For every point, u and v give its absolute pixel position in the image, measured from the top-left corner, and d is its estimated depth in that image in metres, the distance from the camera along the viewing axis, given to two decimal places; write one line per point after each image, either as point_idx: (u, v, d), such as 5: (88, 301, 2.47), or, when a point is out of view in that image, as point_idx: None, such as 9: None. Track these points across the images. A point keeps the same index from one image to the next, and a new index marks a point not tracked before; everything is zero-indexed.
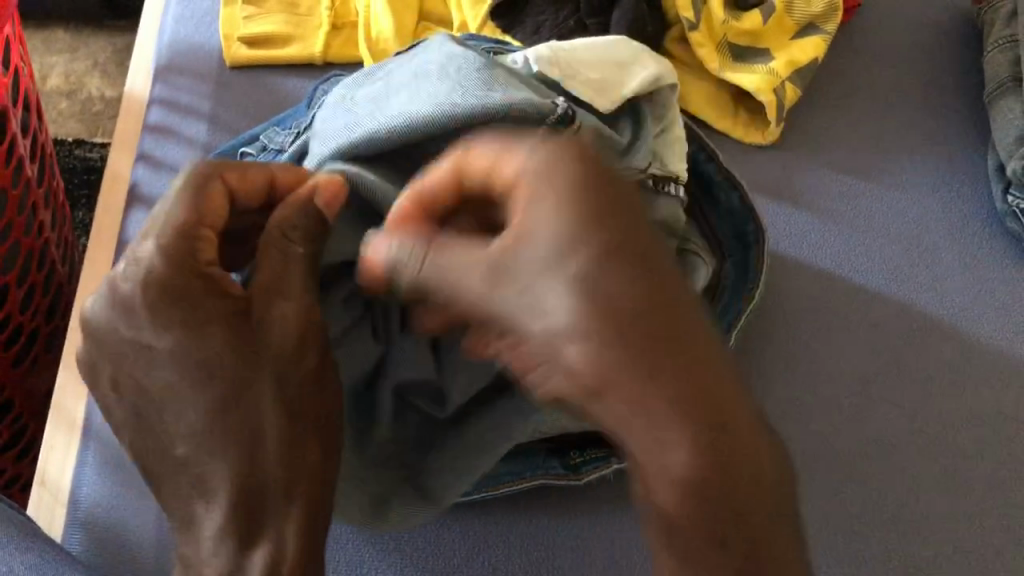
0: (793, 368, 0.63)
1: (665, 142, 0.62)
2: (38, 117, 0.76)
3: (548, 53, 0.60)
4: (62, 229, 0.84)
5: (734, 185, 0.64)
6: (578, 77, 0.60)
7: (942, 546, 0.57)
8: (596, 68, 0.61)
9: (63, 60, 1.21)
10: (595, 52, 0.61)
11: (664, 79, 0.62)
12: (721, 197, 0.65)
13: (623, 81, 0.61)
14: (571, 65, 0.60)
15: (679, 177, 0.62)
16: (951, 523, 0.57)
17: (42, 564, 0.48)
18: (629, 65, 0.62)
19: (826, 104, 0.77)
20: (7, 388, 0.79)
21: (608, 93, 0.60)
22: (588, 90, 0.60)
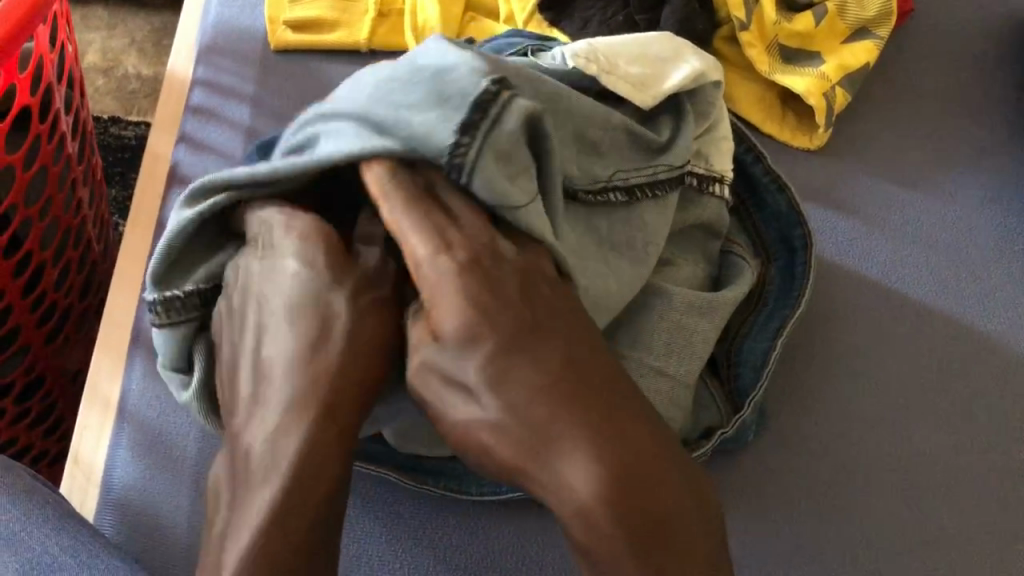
0: (836, 378, 0.62)
1: (710, 141, 0.61)
2: (81, 94, 0.76)
3: (586, 49, 0.58)
4: (99, 208, 0.84)
5: (781, 187, 0.64)
6: (618, 72, 0.57)
7: (987, 565, 0.55)
8: (636, 64, 0.58)
9: (100, 37, 1.21)
10: (634, 49, 0.58)
11: (706, 76, 0.59)
12: (767, 199, 0.64)
13: (664, 76, 0.58)
14: (609, 60, 0.57)
15: (725, 176, 0.61)
16: (997, 541, 0.56)
17: (78, 545, 0.48)
18: (670, 62, 0.59)
19: (875, 111, 0.76)
20: (39, 365, 0.79)
21: (647, 89, 0.57)
22: (628, 86, 0.57)
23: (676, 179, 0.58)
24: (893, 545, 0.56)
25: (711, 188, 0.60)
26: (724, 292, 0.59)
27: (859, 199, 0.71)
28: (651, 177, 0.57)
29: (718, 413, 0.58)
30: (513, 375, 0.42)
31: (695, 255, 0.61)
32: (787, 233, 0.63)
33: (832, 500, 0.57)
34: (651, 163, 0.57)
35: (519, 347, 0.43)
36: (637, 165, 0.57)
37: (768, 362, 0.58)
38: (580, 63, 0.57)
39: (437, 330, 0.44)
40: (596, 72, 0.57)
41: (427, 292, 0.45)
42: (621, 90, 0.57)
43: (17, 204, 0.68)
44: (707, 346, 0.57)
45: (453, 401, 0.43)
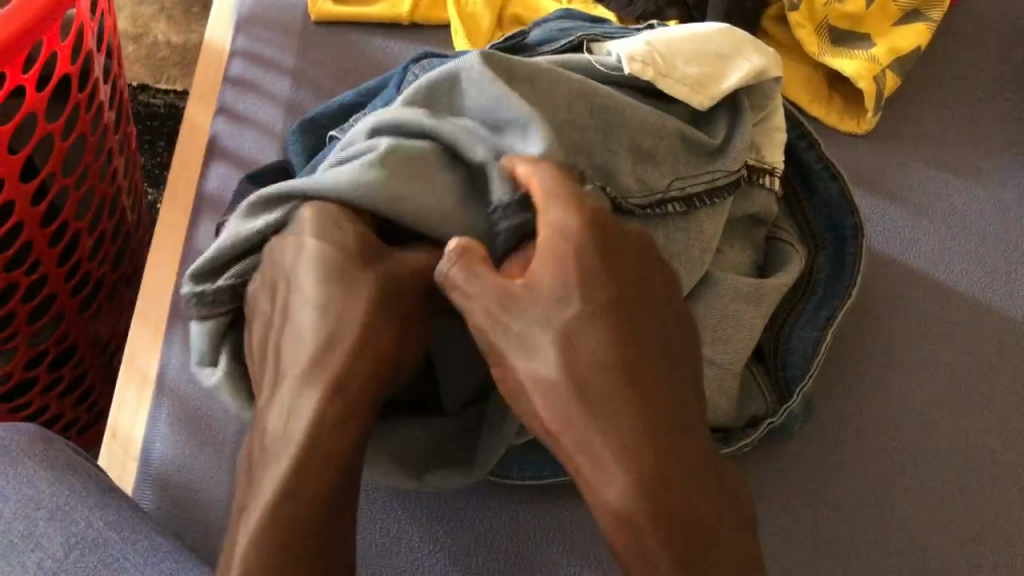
0: (881, 369, 0.61)
1: (764, 131, 0.60)
2: (119, 63, 0.75)
3: (642, 49, 0.56)
4: (134, 177, 0.83)
5: (833, 173, 0.62)
6: (675, 74, 0.56)
7: None
8: (694, 62, 0.56)
9: (131, 4, 1.20)
10: (694, 42, 0.57)
11: (767, 73, 0.57)
12: (819, 186, 0.63)
13: (723, 73, 0.57)
14: (667, 62, 0.56)
15: (776, 168, 0.59)
16: None
17: (121, 521, 0.47)
18: (731, 56, 0.57)
19: (925, 95, 0.74)
20: (71, 334, 0.79)
21: (705, 90, 0.56)
22: (683, 88, 0.56)
23: (733, 182, 0.57)
24: (936, 539, 0.55)
25: (762, 180, 0.59)
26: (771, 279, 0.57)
27: (908, 186, 0.69)
28: (708, 184, 0.56)
29: (763, 402, 0.57)
30: (584, 349, 0.44)
31: (742, 242, 0.60)
32: (838, 222, 0.62)
33: (876, 491, 0.56)
34: (708, 167, 0.57)
35: (608, 314, 0.45)
36: (693, 172, 0.56)
37: (817, 353, 0.57)
38: (636, 68, 0.56)
39: (533, 278, 0.46)
40: (653, 76, 0.56)
41: (543, 238, 0.47)
42: (676, 93, 0.56)
43: (55, 172, 0.67)
44: (752, 335, 0.56)
45: (516, 353, 0.45)
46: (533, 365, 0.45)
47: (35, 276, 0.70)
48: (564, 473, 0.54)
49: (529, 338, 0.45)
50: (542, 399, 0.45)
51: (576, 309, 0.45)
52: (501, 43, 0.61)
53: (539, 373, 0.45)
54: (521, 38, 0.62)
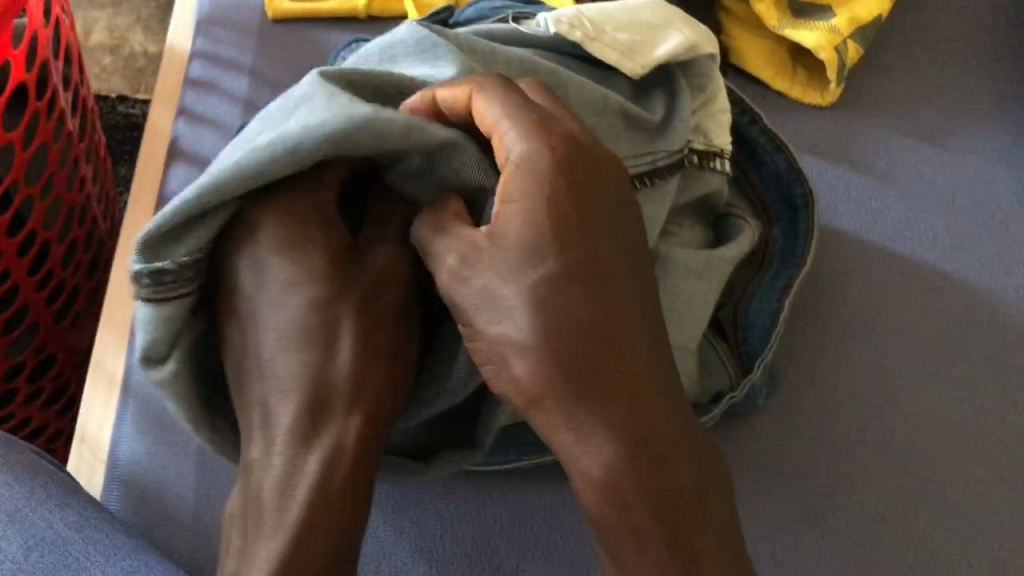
0: (850, 340, 0.61)
1: (709, 114, 0.59)
2: (80, 70, 0.75)
3: (570, 15, 0.57)
4: (104, 184, 0.84)
5: (777, 145, 0.62)
6: (603, 38, 0.56)
7: (1005, 524, 0.54)
8: (626, 29, 0.56)
9: (105, 15, 1.20)
10: (625, 12, 0.57)
11: (700, 47, 0.57)
12: (765, 158, 0.63)
13: (655, 42, 0.56)
14: (595, 26, 0.56)
15: (724, 150, 0.59)
16: (1015, 500, 0.55)
17: (81, 522, 0.47)
18: (662, 27, 0.57)
19: (889, 64, 0.74)
20: (49, 344, 0.79)
21: (637, 57, 0.56)
22: (614, 54, 0.56)
23: (677, 165, 0.56)
24: (910, 509, 0.55)
25: (712, 163, 0.58)
26: (726, 248, 0.57)
27: (874, 155, 0.69)
28: (651, 164, 0.55)
29: (726, 376, 0.57)
30: (565, 311, 0.40)
31: (691, 221, 0.60)
32: (788, 193, 0.62)
33: (845, 463, 0.56)
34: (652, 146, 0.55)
35: (577, 278, 0.41)
36: (634, 152, 0.55)
37: (776, 324, 0.58)
38: (562, 28, 0.56)
39: (498, 227, 0.42)
40: (580, 38, 0.56)
41: (507, 185, 0.43)
42: (606, 58, 0.56)
43: (18, 182, 0.67)
44: (707, 308, 0.56)
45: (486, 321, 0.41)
46: (492, 321, 0.41)
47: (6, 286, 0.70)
48: (528, 454, 0.54)
49: (548, 306, 0.40)
50: (518, 362, 0.40)
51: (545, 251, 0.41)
52: (430, 16, 0.64)
53: (516, 345, 0.40)
54: (449, 15, 0.64)
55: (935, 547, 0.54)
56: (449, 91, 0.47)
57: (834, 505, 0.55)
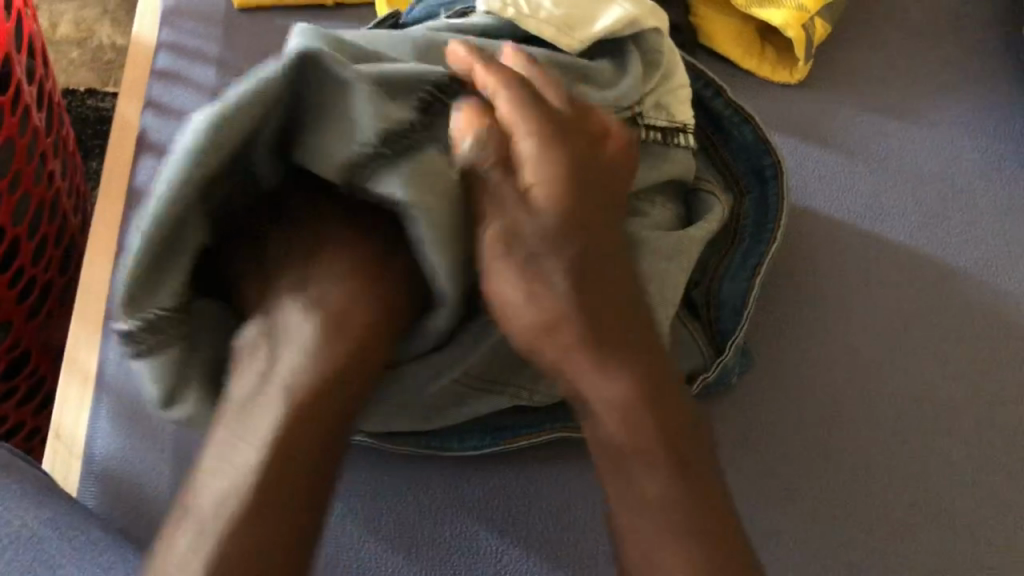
0: (821, 316, 0.61)
1: (669, 90, 0.61)
2: (45, 64, 0.74)
3: None
4: (75, 179, 0.83)
5: (744, 117, 0.63)
6: (539, 14, 0.58)
7: (976, 493, 0.55)
8: (562, 4, 0.59)
9: (72, 8, 1.19)
10: None
11: (640, 20, 0.59)
12: (733, 132, 0.64)
13: (593, 16, 0.59)
14: (530, 3, 0.58)
15: (685, 125, 0.61)
16: (985, 470, 0.56)
17: (57, 518, 0.47)
18: (598, 1, 0.59)
19: (857, 41, 0.74)
20: (23, 342, 0.79)
21: (572, 31, 0.58)
22: (549, 30, 0.58)
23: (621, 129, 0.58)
24: (882, 481, 0.55)
25: (675, 139, 0.61)
26: (697, 228, 0.58)
27: (842, 131, 0.69)
28: None
29: (699, 354, 0.57)
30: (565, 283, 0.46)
31: (661, 197, 0.61)
32: (757, 166, 0.63)
33: (818, 437, 0.57)
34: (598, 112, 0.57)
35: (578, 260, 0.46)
36: None
37: (749, 298, 0.59)
38: (495, 7, 0.58)
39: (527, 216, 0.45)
40: (514, 15, 0.58)
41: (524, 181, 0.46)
42: (541, 33, 0.58)
43: None
44: (678, 289, 0.56)
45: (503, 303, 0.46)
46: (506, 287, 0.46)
47: None
48: (505, 439, 0.55)
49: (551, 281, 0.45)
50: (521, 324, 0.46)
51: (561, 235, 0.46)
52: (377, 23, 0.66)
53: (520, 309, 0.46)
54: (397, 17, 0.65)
55: (908, 518, 0.54)
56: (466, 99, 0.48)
57: (808, 479, 0.55)
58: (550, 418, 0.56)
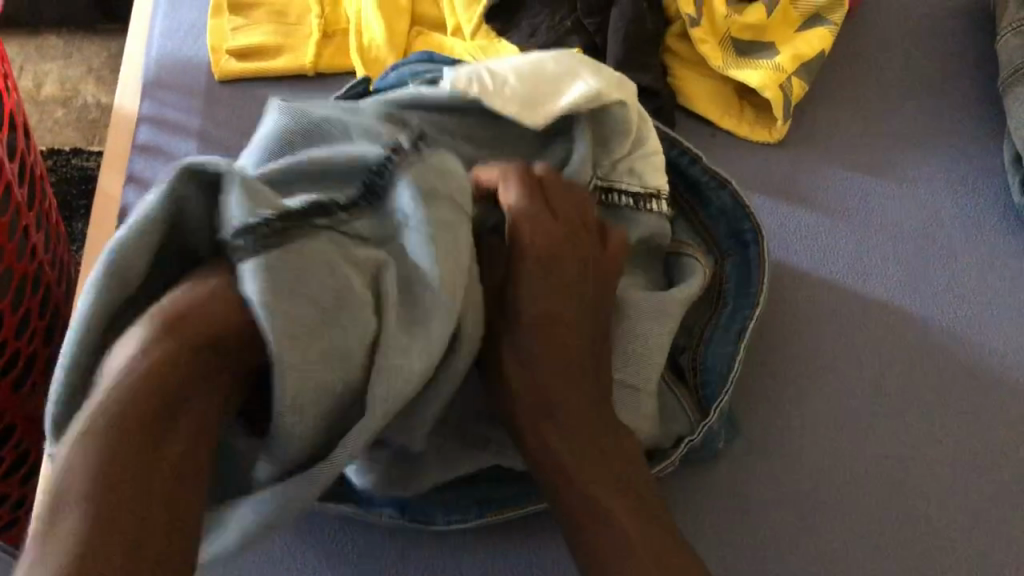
0: (806, 378, 0.61)
1: (643, 155, 0.60)
2: (27, 137, 0.74)
3: (470, 72, 0.58)
4: (58, 249, 0.83)
5: (721, 183, 0.64)
6: (506, 96, 0.57)
7: (964, 557, 0.55)
8: (526, 85, 0.58)
9: (57, 67, 1.20)
10: (530, 68, 0.58)
11: (604, 95, 0.57)
12: (709, 196, 0.64)
13: (559, 92, 0.58)
14: (494, 83, 0.57)
15: (660, 191, 0.60)
16: (972, 533, 0.55)
17: None
18: (565, 78, 0.58)
19: (835, 99, 0.75)
20: (7, 416, 0.78)
21: (535, 110, 0.57)
22: (515, 108, 0.57)
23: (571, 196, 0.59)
24: (871, 548, 0.55)
25: (648, 205, 0.60)
26: (675, 290, 0.58)
27: (822, 189, 0.70)
28: None
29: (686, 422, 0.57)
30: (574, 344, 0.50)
31: (642, 267, 0.62)
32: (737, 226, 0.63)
33: (805, 503, 0.56)
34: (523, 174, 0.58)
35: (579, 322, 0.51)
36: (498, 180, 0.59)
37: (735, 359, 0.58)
38: (459, 85, 0.58)
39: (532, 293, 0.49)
40: (477, 94, 0.57)
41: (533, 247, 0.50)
42: (509, 113, 0.57)
43: None
44: (658, 357, 0.56)
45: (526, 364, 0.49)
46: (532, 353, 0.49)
47: None
48: (491, 512, 0.54)
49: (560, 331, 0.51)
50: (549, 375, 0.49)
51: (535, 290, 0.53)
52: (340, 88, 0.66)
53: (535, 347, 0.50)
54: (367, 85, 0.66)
55: None
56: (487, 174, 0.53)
57: (794, 547, 0.55)
58: (540, 490, 0.55)
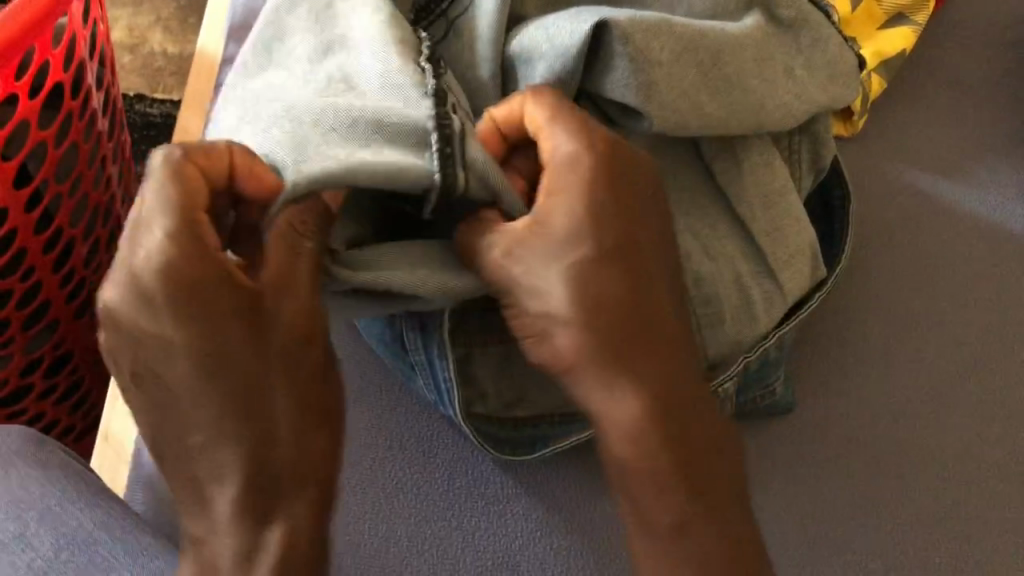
0: (866, 370, 0.62)
1: (768, 91, 0.54)
2: (113, 72, 0.75)
3: None
4: (127, 184, 0.84)
5: (840, 180, 0.62)
6: None
7: (997, 554, 0.56)
8: None
9: (126, 14, 1.20)
10: None
11: None
12: (828, 189, 0.63)
13: None
14: None
15: (780, 167, 0.56)
16: (1012, 530, 0.57)
17: (111, 521, 0.49)
18: None
19: (911, 100, 0.74)
20: (67, 342, 0.80)
21: None
22: None
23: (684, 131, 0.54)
24: (907, 534, 0.57)
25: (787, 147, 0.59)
26: (777, 253, 0.55)
27: (892, 185, 0.70)
28: (682, 115, 0.51)
29: (756, 330, 0.54)
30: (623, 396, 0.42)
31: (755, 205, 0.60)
32: (826, 192, 0.63)
33: (850, 491, 0.58)
34: (680, 92, 0.50)
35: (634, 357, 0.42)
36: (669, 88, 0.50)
37: (802, 306, 0.57)
38: None
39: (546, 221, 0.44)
40: None
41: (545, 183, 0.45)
42: None
43: (49, 180, 0.68)
44: (755, 325, 0.54)
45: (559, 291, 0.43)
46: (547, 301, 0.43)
47: (29, 282, 0.71)
48: (556, 441, 0.56)
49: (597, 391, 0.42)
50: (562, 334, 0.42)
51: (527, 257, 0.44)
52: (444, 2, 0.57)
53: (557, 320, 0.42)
54: None
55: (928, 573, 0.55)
56: (503, 108, 0.48)
57: (834, 528, 0.56)
58: None
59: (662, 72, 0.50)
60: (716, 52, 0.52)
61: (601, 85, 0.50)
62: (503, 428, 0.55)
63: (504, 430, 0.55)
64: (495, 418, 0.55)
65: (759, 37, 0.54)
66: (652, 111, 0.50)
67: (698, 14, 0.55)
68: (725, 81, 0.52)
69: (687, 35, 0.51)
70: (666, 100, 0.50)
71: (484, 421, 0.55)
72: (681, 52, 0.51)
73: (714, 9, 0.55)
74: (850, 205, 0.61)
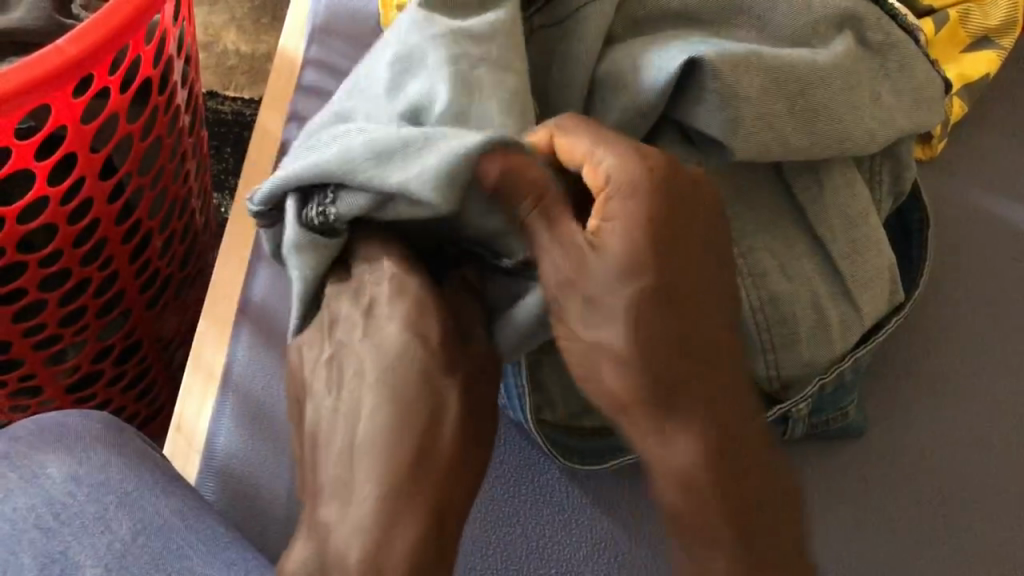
0: (938, 396, 0.61)
1: (856, 114, 0.53)
2: (195, 70, 0.77)
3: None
4: (203, 179, 0.85)
5: (919, 203, 0.61)
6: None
7: None
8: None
9: (202, 13, 1.22)
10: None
11: None
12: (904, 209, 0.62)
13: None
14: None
15: (860, 190, 0.56)
16: None
17: (185, 510, 0.50)
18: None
19: (992, 125, 0.73)
20: (138, 331, 0.81)
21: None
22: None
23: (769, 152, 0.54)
24: (976, 560, 0.56)
25: (868, 169, 0.58)
26: (855, 273, 0.55)
27: (971, 210, 0.69)
28: (770, 136, 0.51)
29: (831, 352, 0.54)
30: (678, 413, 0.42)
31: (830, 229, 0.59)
32: (904, 217, 0.62)
33: (919, 514, 0.57)
34: (768, 114, 0.50)
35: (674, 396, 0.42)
36: (758, 110, 0.50)
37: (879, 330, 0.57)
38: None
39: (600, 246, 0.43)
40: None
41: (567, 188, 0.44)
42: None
43: (132, 172, 0.69)
44: (830, 346, 0.54)
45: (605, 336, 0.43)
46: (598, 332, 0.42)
47: (108, 272, 0.72)
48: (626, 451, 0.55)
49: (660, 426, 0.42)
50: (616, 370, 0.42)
51: (642, 286, 0.42)
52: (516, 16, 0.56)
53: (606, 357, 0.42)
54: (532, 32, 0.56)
55: None
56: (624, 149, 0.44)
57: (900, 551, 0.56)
58: None
59: (752, 93, 0.50)
60: (806, 74, 0.52)
61: (688, 102, 0.51)
62: (574, 436, 0.55)
63: (574, 438, 0.55)
64: (566, 426, 0.56)
65: (849, 61, 0.54)
66: (739, 130, 0.50)
67: (788, 34, 0.55)
68: (814, 105, 0.52)
69: (776, 59, 0.51)
70: (754, 120, 0.50)
71: (556, 428, 0.55)
72: (772, 73, 0.51)
73: (804, 30, 0.55)
74: (929, 230, 0.60)
